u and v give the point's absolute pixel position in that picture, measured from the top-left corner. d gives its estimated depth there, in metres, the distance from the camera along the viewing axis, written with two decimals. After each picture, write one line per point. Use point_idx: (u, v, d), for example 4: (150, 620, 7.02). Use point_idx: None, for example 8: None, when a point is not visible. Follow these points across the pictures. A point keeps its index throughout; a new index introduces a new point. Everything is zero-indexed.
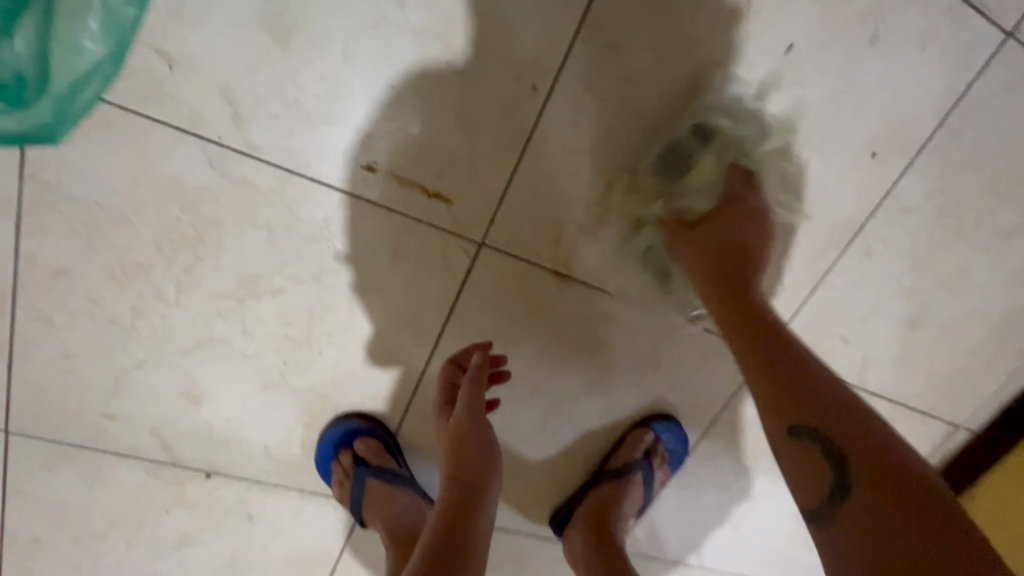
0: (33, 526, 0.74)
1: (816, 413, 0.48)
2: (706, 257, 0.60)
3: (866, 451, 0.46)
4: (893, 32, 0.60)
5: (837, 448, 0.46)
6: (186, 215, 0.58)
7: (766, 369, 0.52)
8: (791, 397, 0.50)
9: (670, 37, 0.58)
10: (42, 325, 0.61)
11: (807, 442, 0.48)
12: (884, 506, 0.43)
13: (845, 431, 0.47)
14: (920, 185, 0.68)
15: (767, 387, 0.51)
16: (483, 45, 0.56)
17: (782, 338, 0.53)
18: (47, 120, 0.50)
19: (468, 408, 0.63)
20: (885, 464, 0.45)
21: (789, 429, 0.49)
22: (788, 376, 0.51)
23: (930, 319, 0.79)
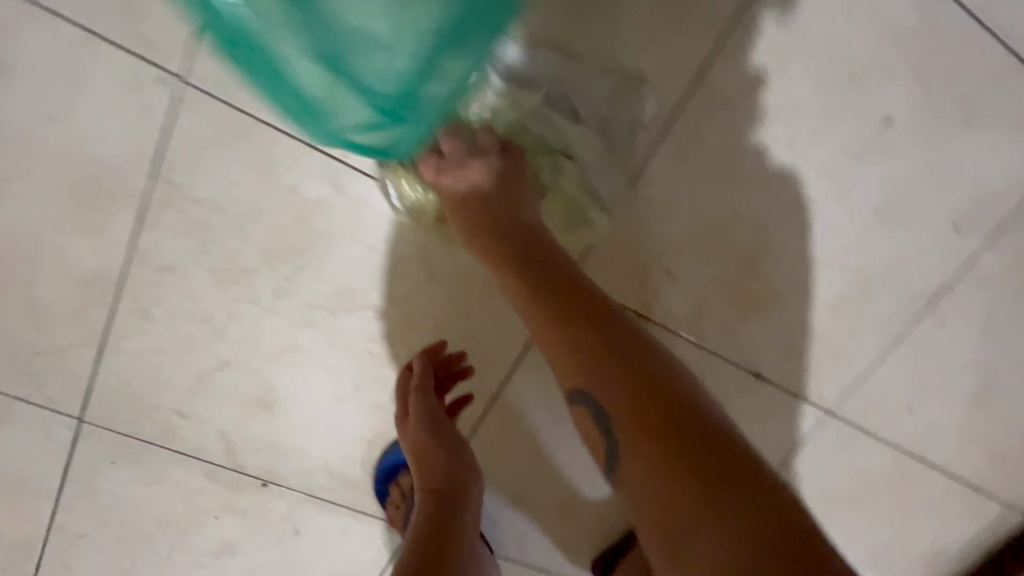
0: (84, 519, 0.73)
1: (619, 397, 0.41)
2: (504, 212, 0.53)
3: (668, 440, 0.38)
4: (987, 113, 0.62)
5: (603, 411, 0.42)
6: (297, 225, 0.60)
7: (579, 353, 0.44)
8: (588, 371, 0.43)
9: (777, 100, 0.60)
10: (140, 319, 0.62)
11: (585, 408, 0.43)
12: (668, 471, 0.37)
13: (657, 418, 0.39)
14: (999, 261, 0.69)
15: (583, 352, 0.44)
16: (600, 92, 0.59)
17: (589, 296, 0.48)
18: (400, 139, 0.51)
19: (430, 420, 0.61)
20: (699, 447, 0.38)
21: (573, 392, 0.44)
22: (619, 361, 0.43)
23: (996, 395, 0.79)
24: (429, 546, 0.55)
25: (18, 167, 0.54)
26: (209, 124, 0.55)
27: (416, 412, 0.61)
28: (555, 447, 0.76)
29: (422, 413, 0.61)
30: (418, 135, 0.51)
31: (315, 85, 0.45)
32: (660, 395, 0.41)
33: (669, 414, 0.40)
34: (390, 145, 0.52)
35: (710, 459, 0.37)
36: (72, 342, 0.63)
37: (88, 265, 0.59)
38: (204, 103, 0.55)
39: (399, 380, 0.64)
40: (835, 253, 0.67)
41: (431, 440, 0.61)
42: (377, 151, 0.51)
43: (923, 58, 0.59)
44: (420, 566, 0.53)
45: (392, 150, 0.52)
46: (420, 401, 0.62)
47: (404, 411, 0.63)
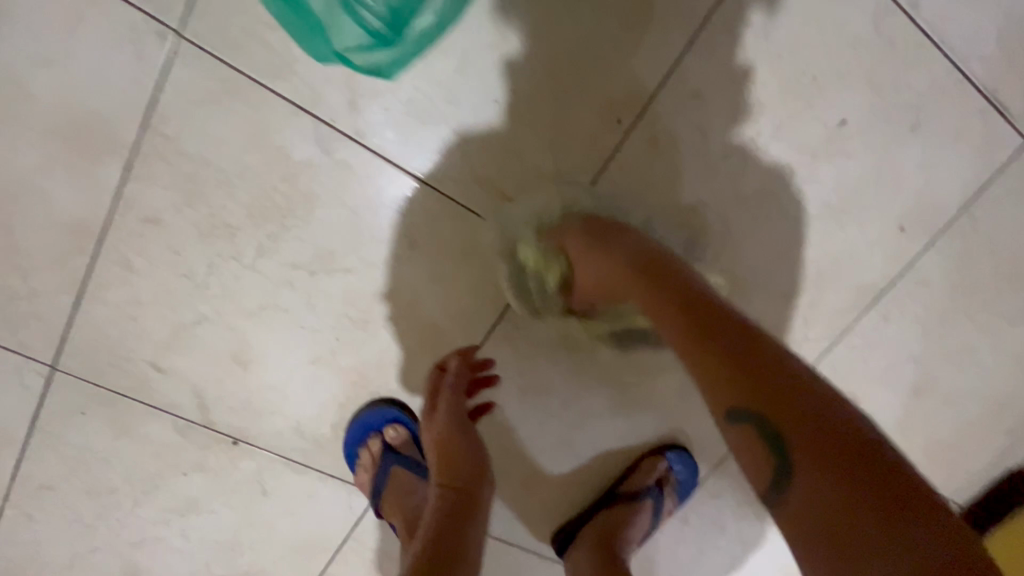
0: (48, 470, 0.73)
1: (771, 403, 0.40)
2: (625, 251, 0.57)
3: (840, 465, 0.37)
4: (932, 122, 0.68)
5: (773, 427, 0.40)
6: (283, 184, 0.62)
7: (709, 356, 0.45)
8: (732, 385, 0.43)
9: (744, 97, 0.65)
10: (120, 268, 0.63)
11: (747, 427, 0.41)
12: (839, 492, 0.36)
13: (823, 442, 0.38)
14: (939, 261, 0.75)
15: (724, 370, 0.43)
16: (581, 77, 0.62)
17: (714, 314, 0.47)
18: (387, 61, 0.59)
19: (452, 414, 0.66)
20: (871, 474, 0.36)
21: (726, 412, 0.42)
22: (761, 385, 0.42)
23: (933, 389, 0.85)
24: (444, 535, 0.56)
25: (10, 109, 0.56)
26: (203, 80, 0.57)
27: (445, 406, 0.67)
28: (521, 419, 0.79)
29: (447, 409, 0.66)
30: (399, 58, 0.59)
31: (318, 3, 0.56)
32: (828, 412, 0.39)
33: (835, 436, 0.38)
34: (376, 65, 0.58)
35: (873, 479, 0.36)
36: (50, 288, 0.63)
37: (72, 212, 0.60)
38: (199, 59, 0.56)
39: (430, 378, 0.70)
40: (792, 245, 0.72)
41: (451, 435, 0.65)
42: (365, 70, 0.58)
43: (877, 66, 0.65)
44: (437, 541, 0.55)
45: (378, 68, 0.58)
46: (450, 397, 0.67)
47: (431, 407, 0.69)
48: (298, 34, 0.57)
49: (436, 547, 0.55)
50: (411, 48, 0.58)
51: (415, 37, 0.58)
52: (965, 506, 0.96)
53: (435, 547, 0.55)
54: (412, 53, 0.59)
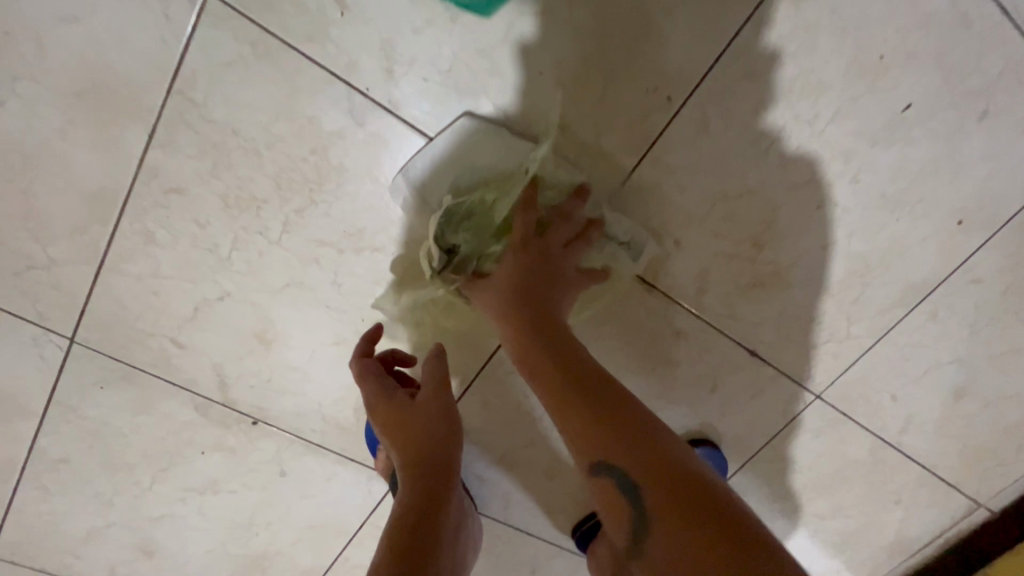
0: (65, 445, 0.71)
1: (629, 458, 0.51)
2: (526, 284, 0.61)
3: (682, 505, 0.48)
4: (1001, 110, 0.63)
5: (630, 480, 0.51)
6: (313, 157, 0.59)
7: (573, 405, 0.55)
8: (597, 436, 0.53)
9: (802, 77, 0.61)
10: (143, 240, 0.61)
11: (608, 479, 0.52)
12: (685, 527, 0.47)
13: (669, 490, 0.49)
14: (995, 259, 0.71)
15: (592, 430, 0.54)
16: (633, 51, 0.59)
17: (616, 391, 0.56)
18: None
19: (434, 386, 0.64)
20: (701, 510, 0.47)
21: (594, 466, 0.53)
22: (640, 452, 0.51)
23: (975, 392, 0.81)
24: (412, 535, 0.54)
25: (30, 67, 0.53)
26: (232, 42, 0.54)
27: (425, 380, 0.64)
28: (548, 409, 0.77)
29: (384, 391, 0.63)
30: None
31: None
32: (657, 444, 0.52)
33: (669, 472, 0.50)
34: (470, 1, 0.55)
35: (709, 518, 0.46)
36: (69, 258, 0.61)
37: (95, 179, 0.58)
38: (229, 17, 0.53)
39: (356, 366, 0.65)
40: (839, 237, 0.68)
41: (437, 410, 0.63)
42: (461, 4, 0.55)
43: (950, 47, 0.60)
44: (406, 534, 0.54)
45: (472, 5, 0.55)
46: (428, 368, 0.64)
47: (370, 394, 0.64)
48: None
49: (406, 540, 0.53)
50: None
51: None
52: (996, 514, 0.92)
53: (405, 540, 0.53)
54: None
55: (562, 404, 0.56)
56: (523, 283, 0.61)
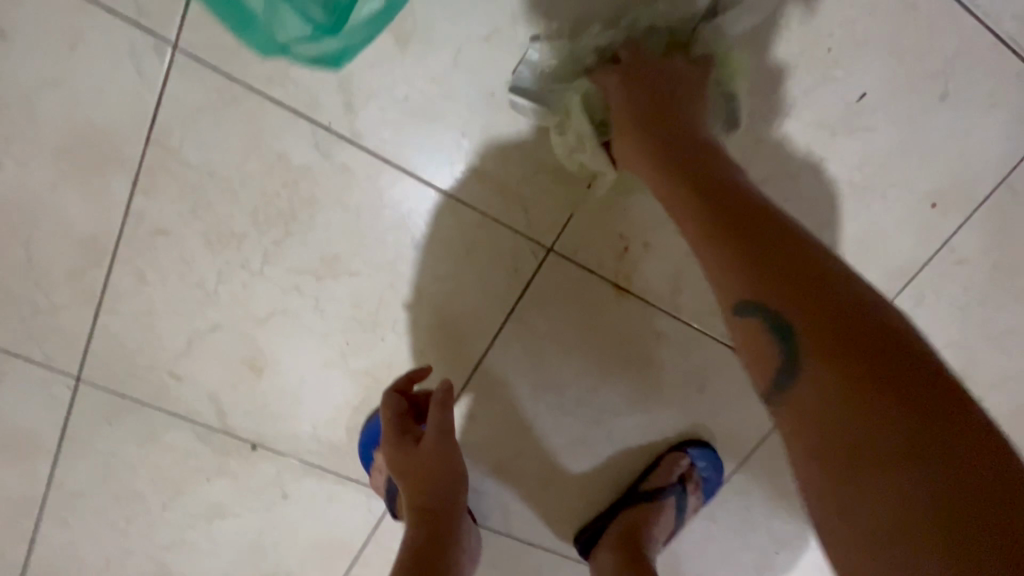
0: (79, 477, 0.75)
1: (811, 322, 0.39)
2: (639, 113, 0.55)
3: (883, 393, 0.36)
4: (960, 90, 0.64)
5: (787, 328, 0.40)
6: (285, 191, 0.62)
7: (727, 238, 0.45)
8: (763, 282, 0.42)
9: (754, 76, 0.62)
10: (135, 280, 0.65)
11: (755, 316, 0.42)
12: (860, 414, 0.36)
13: (871, 377, 0.36)
14: (977, 239, 0.71)
15: (761, 276, 0.43)
16: (582, 66, 0.61)
17: (794, 244, 0.44)
18: (332, 50, 0.57)
19: (437, 434, 0.65)
20: (915, 406, 0.35)
21: (736, 303, 0.44)
22: (850, 351, 0.38)
23: (976, 376, 0.79)
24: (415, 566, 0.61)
25: (20, 129, 0.57)
26: (199, 90, 0.58)
27: (431, 426, 0.65)
28: (537, 419, 0.77)
29: (397, 430, 0.66)
30: (346, 46, 0.57)
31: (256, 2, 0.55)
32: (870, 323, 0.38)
33: (874, 353, 0.37)
34: (322, 55, 0.57)
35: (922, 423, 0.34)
36: (70, 302, 0.65)
37: (87, 226, 0.62)
38: (195, 68, 0.57)
39: (385, 403, 0.67)
40: (812, 230, 0.68)
41: (439, 457, 0.65)
42: (310, 60, 0.57)
43: (896, 34, 0.62)
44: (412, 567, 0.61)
45: (325, 58, 0.57)
46: (437, 415, 0.65)
47: (392, 434, 0.66)
48: (235, 27, 0.56)
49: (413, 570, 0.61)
50: (355, 34, 0.56)
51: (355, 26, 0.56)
52: None
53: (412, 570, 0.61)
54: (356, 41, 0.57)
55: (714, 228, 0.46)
56: (646, 125, 0.54)
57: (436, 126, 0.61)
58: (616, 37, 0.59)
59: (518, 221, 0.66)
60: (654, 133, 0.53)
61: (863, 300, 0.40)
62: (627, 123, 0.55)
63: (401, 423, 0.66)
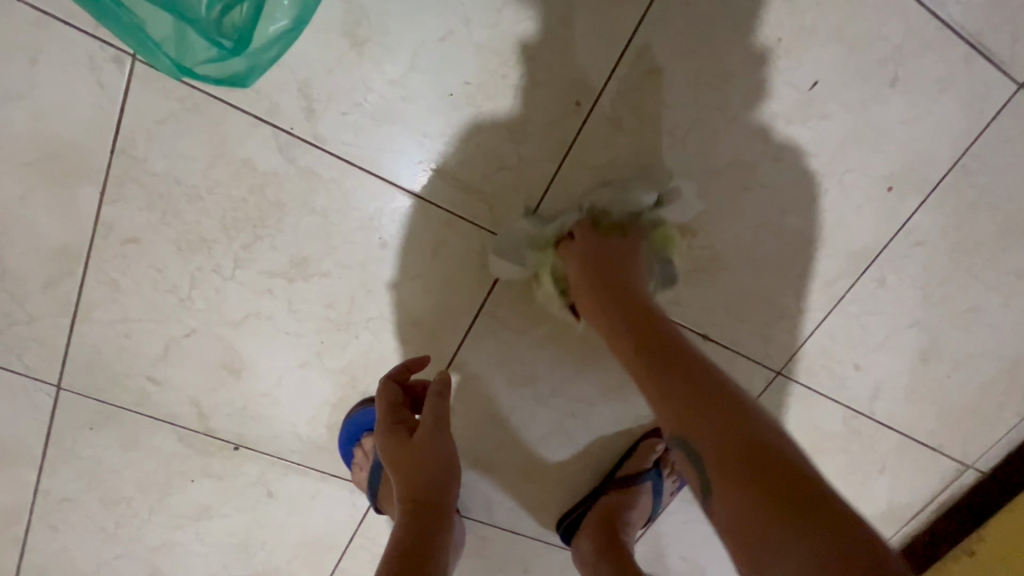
0: (66, 484, 0.77)
1: (706, 434, 0.47)
2: (581, 253, 0.64)
3: (765, 483, 0.42)
4: (910, 75, 0.65)
5: (693, 448, 0.48)
6: (252, 196, 0.63)
7: (646, 374, 0.55)
8: (673, 409, 0.51)
9: (707, 68, 0.64)
10: (109, 289, 0.66)
11: (678, 445, 0.50)
12: (753, 500, 0.42)
13: (752, 472, 0.44)
14: (934, 220, 0.72)
15: (671, 401, 0.51)
16: (539, 64, 0.62)
17: (706, 379, 0.52)
18: (239, 70, 0.56)
19: (433, 422, 0.65)
20: (787, 489, 0.42)
21: (666, 436, 0.51)
22: (738, 453, 0.45)
23: (940, 354, 0.81)
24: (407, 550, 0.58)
25: None
26: (162, 99, 0.59)
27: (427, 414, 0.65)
28: (513, 411, 0.79)
29: (392, 418, 0.66)
30: (253, 66, 0.56)
31: (149, 20, 0.52)
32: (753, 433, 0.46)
33: (752, 451, 0.45)
34: (229, 75, 0.56)
35: (793, 503, 0.41)
36: (45, 313, 0.66)
37: (58, 238, 0.63)
38: (157, 79, 0.58)
39: (381, 392, 0.67)
40: (772, 217, 0.70)
41: (434, 446, 0.64)
42: (217, 80, 0.55)
43: (844, 23, 0.63)
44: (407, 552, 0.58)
45: (232, 78, 0.56)
46: (433, 404, 0.65)
47: (388, 422, 0.66)
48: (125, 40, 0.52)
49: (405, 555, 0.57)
50: (262, 55, 0.55)
51: (260, 47, 0.55)
52: (986, 473, 0.92)
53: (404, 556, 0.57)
54: (262, 62, 0.56)
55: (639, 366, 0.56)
56: (588, 262, 0.63)
57: (398, 127, 0.62)
58: (586, 204, 0.67)
59: (484, 218, 0.67)
60: (585, 274, 0.63)
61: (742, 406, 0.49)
62: (579, 279, 0.63)
63: (397, 411, 0.66)
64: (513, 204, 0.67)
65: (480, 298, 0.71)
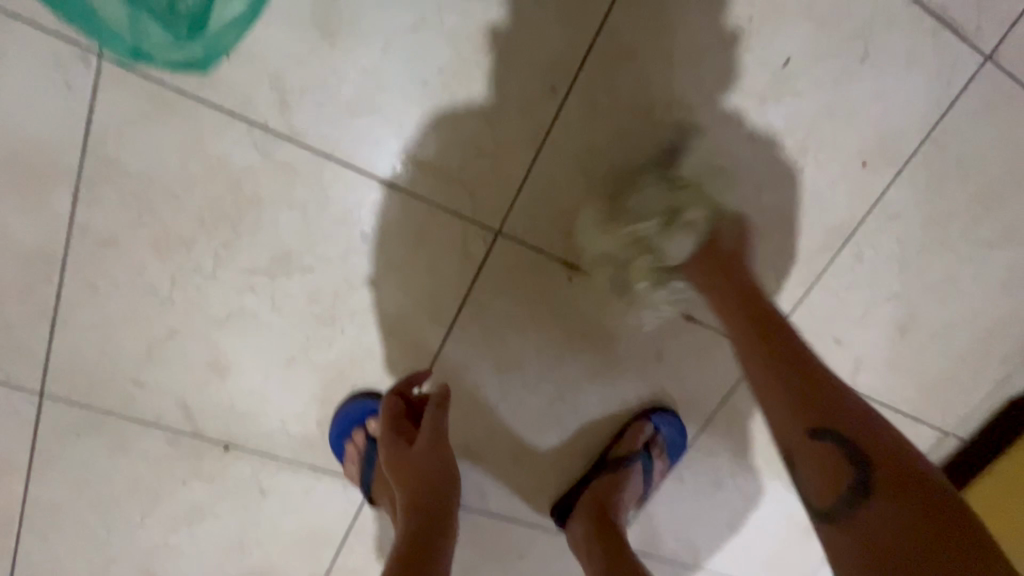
0: (53, 492, 0.76)
1: (877, 448, 0.49)
2: (722, 252, 0.62)
3: (942, 518, 0.44)
4: (880, 51, 0.66)
5: (866, 457, 0.48)
6: (229, 193, 0.63)
7: (781, 371, 0.54)
8: (826, 413, 0.51)
9: (680, 50, 0.64)
10: (87, 292, 0.65)
11: (829, 443, 0.50)
12: (916, 531, 0.44)
13: (930, 504, 0.45)
14: (907, 193, 0.74)
15: (813, 406, 0.51)
16: (513, 50, 0.62)
17: (831, 393, 0.52)
18: (197, 56, 0.57)
19: (432, 433, 0.68)
20: (956, 522, 0.44)
21: (809, 430, 0.51)
22: (913, 478, 0.47)
23: (919, 325, 0.83)
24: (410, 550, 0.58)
25: None
26: (131, 97, 0.58)
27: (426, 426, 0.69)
28: (502, 398, 0.80)
29: (394, 428, 0.69)
30: (210, 52, 0.57)
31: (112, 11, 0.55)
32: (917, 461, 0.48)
33: (914, 477, 0.47)
34: (186, 61, 0.57)
35: (966, 539, 0.43)
36: (23, 319, 0.65)
37: (32, 242, 0.62)
38: (124, 76, 0.57)
39: (384, 404, 0.71)
40: (750, 196, 0.71)
41: (430, 455, 0.67)
42: (174, 67, 0.57)
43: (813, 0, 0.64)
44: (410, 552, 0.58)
45: (189, 64, 0.58)
46: (433, 416, 0.69)
47: (391, 433, 0.69)
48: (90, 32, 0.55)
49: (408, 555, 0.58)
50: (218, 40, 0.57)
51: (215, 32, 0.57)
52: (966, 439, 0.95)
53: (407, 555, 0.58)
54: (218, 47, 0.57)
55: (764, 358, 0.55)
56: (708, 259, 0.62)
57: (373, 118, 0.62)
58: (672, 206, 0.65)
59: (464, 207, 0.68)
60: (710, 274, 0.61)
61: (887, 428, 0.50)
62: (706, 277, 0.61)
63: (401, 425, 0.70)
64: (493, 192, 0.67)
65: (463, 287, 0.72)
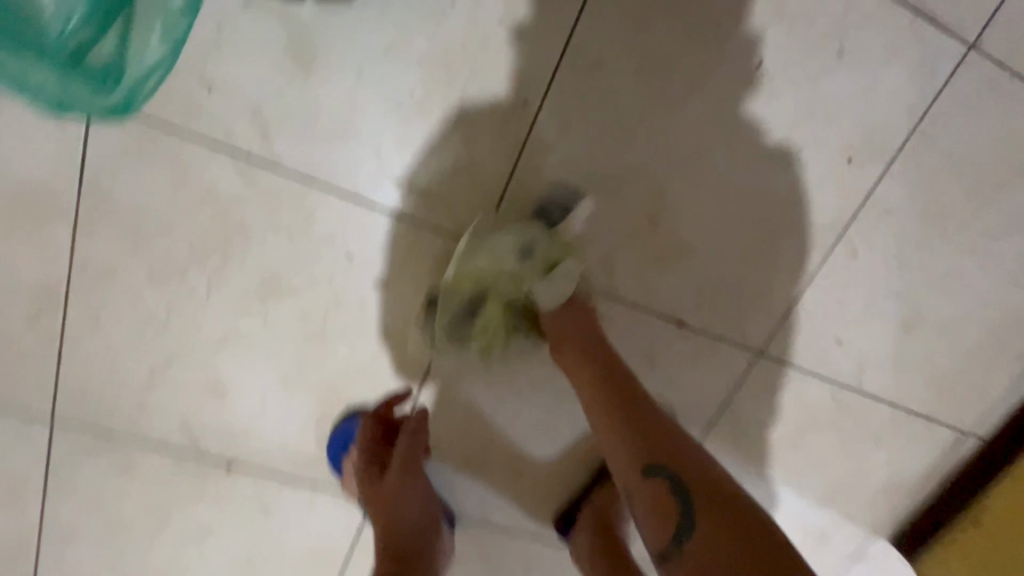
0: (67, 514, 0.78)
1: (690, 476, 0.55)
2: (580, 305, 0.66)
3: (739, 525, 0.52)
4: (855, 47, 0.66)
5: (680, 484, 0.55)
6: (218, 220, 0.65)
7: (618, 413, 0.61)
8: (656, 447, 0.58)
9: (651, 58, 0.65)
10: (91, 320, 0.68)
11: (659, 478, 0.56)
12: (727, 535, 0.51)
13: (731, 517, 0.52)
14: (899, 188, 0.72)
15: (643, 441, 0.59)
16: (485, 67, 0.63)
17: (666, 431, 0.60)
18: (117, 101, 0.58)
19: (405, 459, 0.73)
20: (753, 528, 0.51)
21: (643, 467, 0.57)
22: (722, 494, 0.54)
23: (923, 322, 0.80)
24: None
25: None
26: (123, 133, 0.61)
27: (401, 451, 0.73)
28: (496, 410, 0.80)
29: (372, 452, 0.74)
30: (128, 97, 0.58)
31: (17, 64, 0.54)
32: (728, 487, 0.55)
33: (713, 489, 0.54)
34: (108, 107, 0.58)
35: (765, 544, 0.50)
36: (33, 348, 0.69)
37: (38, 275, 0.65)
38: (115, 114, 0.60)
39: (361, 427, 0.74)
40: (734, 198, 0.71)
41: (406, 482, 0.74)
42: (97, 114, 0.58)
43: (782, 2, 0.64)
44: None
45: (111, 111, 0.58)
46: (408, 441, 0.73)
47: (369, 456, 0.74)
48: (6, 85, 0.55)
49: None
50: (135, 85, 0.57)
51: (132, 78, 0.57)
52: (986, 440, 0.90)
53: None
54: (137, 90, 0.58)
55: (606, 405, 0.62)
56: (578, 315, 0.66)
57: (351, 141, 0.64)
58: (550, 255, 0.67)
59: (445, 223, 0.69)
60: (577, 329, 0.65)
61: (694, 450, 0.58)
62: (570, 332, 0.65)
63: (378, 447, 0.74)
64: (472, 207, 0.68)
65: None
